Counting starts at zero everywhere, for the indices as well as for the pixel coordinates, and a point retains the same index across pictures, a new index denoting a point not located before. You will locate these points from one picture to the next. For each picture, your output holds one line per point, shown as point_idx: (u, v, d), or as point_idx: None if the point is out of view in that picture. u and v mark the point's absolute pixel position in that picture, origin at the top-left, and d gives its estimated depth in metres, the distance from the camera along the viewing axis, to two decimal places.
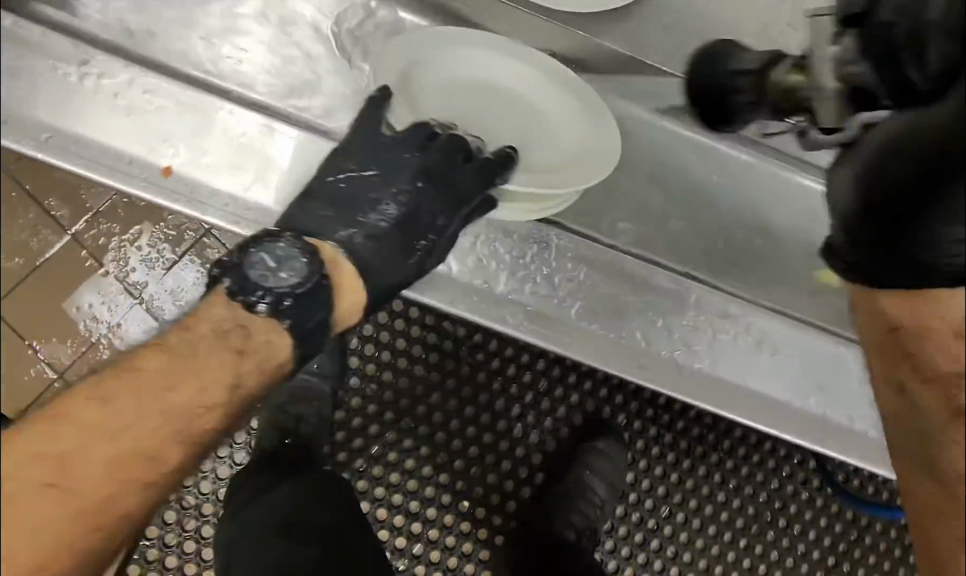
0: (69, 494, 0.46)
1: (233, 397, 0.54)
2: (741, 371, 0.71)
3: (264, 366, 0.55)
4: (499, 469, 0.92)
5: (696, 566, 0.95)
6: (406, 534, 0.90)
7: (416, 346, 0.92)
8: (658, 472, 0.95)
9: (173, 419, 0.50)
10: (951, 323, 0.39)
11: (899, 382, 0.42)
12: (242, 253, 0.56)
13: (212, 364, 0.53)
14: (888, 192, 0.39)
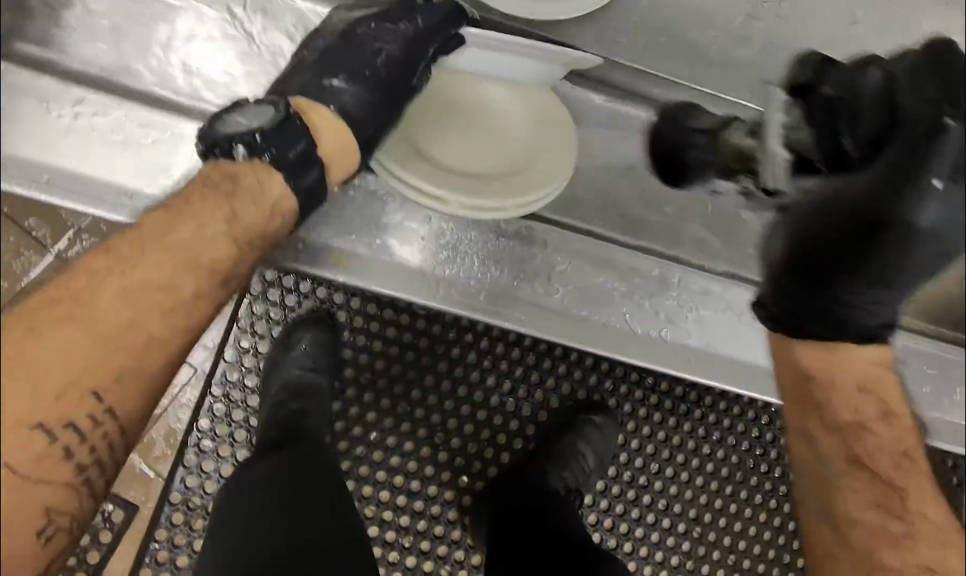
0: (92, 322, 0.53)
1: (229, 238, 0.61)
2: (652, 325, 0.87)
3: (258, 203, 0.62)
4: (495, 442, 0.96)
5: (686, 516, 1.00)
6: (409, 513, 0.93)
7: (406, 334, 0.94)
8: (645, 432, 1.00)
9: (178, 254, 0.57)
10: (851, 378, 0.59)
11: (807, 431, 0.62)
12: (218, 121, 0.64)
13: (204, 208, 0.60)
14: (805, 243, 0.56)
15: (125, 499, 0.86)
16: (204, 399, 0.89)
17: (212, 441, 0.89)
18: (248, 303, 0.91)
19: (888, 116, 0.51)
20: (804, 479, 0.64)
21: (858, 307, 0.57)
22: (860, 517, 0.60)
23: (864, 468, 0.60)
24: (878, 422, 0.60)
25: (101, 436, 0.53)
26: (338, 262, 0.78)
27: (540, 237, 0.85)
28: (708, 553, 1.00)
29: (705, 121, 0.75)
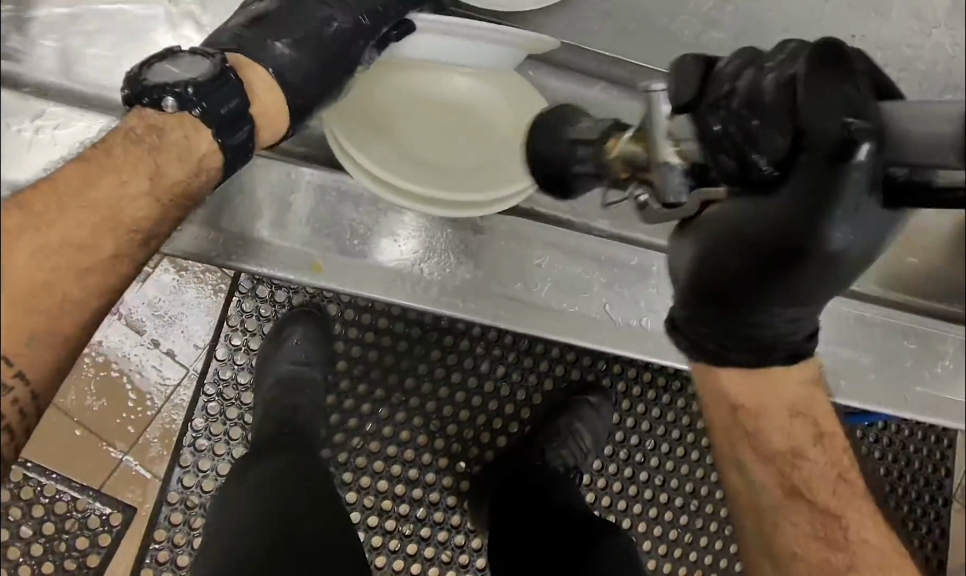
0: (4, 286, 0.48)
1: (153, 198, 0.57)
2: (631, 311, 0.87)
3: (183, 160, 0.58)
4: (492, 426, 0.96)
5: (683, 490, 1.00)
6: (407, 501, 0.93)
7: (397, 324, 0.94)
8: (640, 410, 1.00)
9: (98, 211, 0.53)
10: (784, 408, 0.60)
11: (740, 462, 0.62)
12: (147, 67, 0.60)
13: (127, 161, 0.56)
14: (720, 273, 0.53)
15: (123, 501, 0.86)
16: (198, 399, 0.89)
17: (208, 440, 0.89)
18: (237, 301, 0.91)
19: (786, 137, 0.46)
20: (741, 508, 0.63)
21: (779, 326, 0.55)
22: (800, 547, 0.60)
23: (803, 499, 0.61)
24: (812, 449, 0.61)
25: (10, 404, 0.49)
26: (311, 267, 0.78)
27: (522, 228, 0.84)
28: (706, 526, 1.01)
29: (583, 131, 0.64)
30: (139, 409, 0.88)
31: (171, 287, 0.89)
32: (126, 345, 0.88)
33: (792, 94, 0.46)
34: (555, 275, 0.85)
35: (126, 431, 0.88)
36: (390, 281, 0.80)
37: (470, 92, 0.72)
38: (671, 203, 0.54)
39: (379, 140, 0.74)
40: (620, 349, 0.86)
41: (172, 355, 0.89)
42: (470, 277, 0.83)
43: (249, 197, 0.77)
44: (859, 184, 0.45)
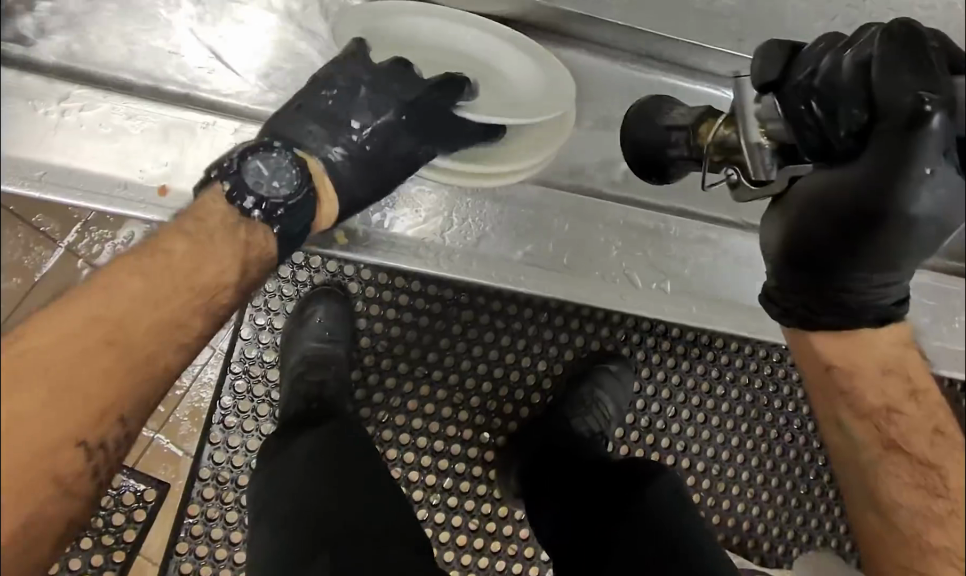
0: (122, 353, 0.54)
1: (235, 272, 0.63)
2: (644, 275, 0.89)
3: (258, 257, 0.66)
4: (514, 397, 0.98)
5: (704, 455, 1.01)
6: (433, 472, 0.94)
7: (419, 300, 0.95)
8: (660, 377, 1.01)
9: (196, 293, 0.60)
10: (874, 364, 0.56)
11: (839, 419, 0.57)
12: (240, 161, 0.66)
13: (224, 253, 0.63)
14: (806, 241, 0.56)
15: (156, 478, 0.88)
16: (225, 376, 0.91)
17: (237, 416, 0.91)
18: (260, 282, 0.93)
19: (864, 108, 0.52)
20: (849, 471, 0.58)
21: (868, 294, 0.56)
22: (903, 500, 0.53)
23: (906, 456, 0.53)
24: (908, 403, 0.54)
25: (120, 445, 0.56)
26: (336, 238, 0.82)
27: (540, 197, 0.86)
28: (728, 489, 1.01)
29: (677, 117, 0.75)
30: (168, 388, 0.90)
31: None
32: None
33: (867, 79, 0.52)
34: (573, 241, 0.87)
35: (156, 410, 0.90)
36: (408, 249, 0.83)
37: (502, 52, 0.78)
38: (762, 182, 0.59)
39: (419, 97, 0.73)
40: (638, 311, 0.88)
41: None
42: (489, 245, 0.85)
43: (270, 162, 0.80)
44: (931, 144, 0.48)
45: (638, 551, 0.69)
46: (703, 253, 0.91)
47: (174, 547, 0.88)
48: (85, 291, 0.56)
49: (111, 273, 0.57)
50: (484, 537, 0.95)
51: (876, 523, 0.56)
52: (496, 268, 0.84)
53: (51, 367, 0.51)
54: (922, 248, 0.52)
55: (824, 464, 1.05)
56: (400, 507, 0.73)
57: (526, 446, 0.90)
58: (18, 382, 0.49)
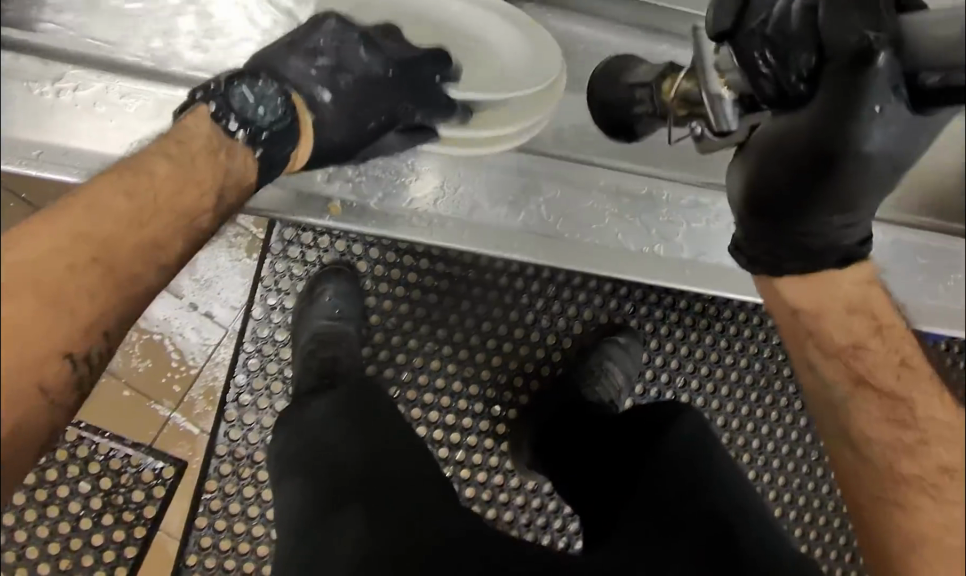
0: (111, 271, 0.48)
1: (218, 199, 0.58)
2: (644, 241, 0.90)
3: (237, 184, 0.60)
4: (524, 370, 0.98)
5: (715, 423, 1.01)
6: (445, 446, 0.96)
7: (427, 277, 0.96)
8: (668, 348, 1.01)
9: (181, 217, 0.54)
10: (844, 302, 0.56)
11: (809, 363, 0.58)
12: (227, 83, 0.60)
13: (205, 168, 0.57)
14: (765, 188, 0.53)
15: (173, 455, 0.91)
16: (238, 356, 0.92)
17: (251, 395, 0.92)
18: (270, 262, 0.93)
19: (815, 52, 0.49)
20: (828, 416, 0.57)
21: (830, 236, 0.53)
22: (874, 434, 0.53)
23: (872, 392, 0.54)
24: (872, 339, 0.55)
25: (97, 367, 0.48)
26: (329, 210, 0.82)
27: (541, 170, 0.87)
28: (740, 456, 1.01)
29: (643, 75, 0.72)
30: (181, 368, 0.92)
31: (205, 252, 0.92)
32: (168, 310, 0.92)
33: (814, 22, 0.49)
34: (567, 209, 0.87)
35: (172, 389, 0.92)
36: (409, 222, 0.84)
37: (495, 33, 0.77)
38: (724, 133, 0.54)
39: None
40: (638, 277, 0.89)
41: (210, 317, 0.93)
42: (488, 218, 0.85)
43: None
44: (876, 86, 0.46)
45: (658, 492, 0.66)
46: (698, 218, 0.91)
47: (193, 523, 0.89)
48: (60, 205, 0.48)
49: (87, 192, 0.49)
50: (497, 508, 0.97)
51: (849, 465, 0.55)
52: (499, 239, 0.85)
53: (28, 281, 0.43)
54: (879, 185, 0.50)
55: None
56: (419, 464, 0.71)
57: (540, 417, 0.90)
58: (12, 288, 0.42)
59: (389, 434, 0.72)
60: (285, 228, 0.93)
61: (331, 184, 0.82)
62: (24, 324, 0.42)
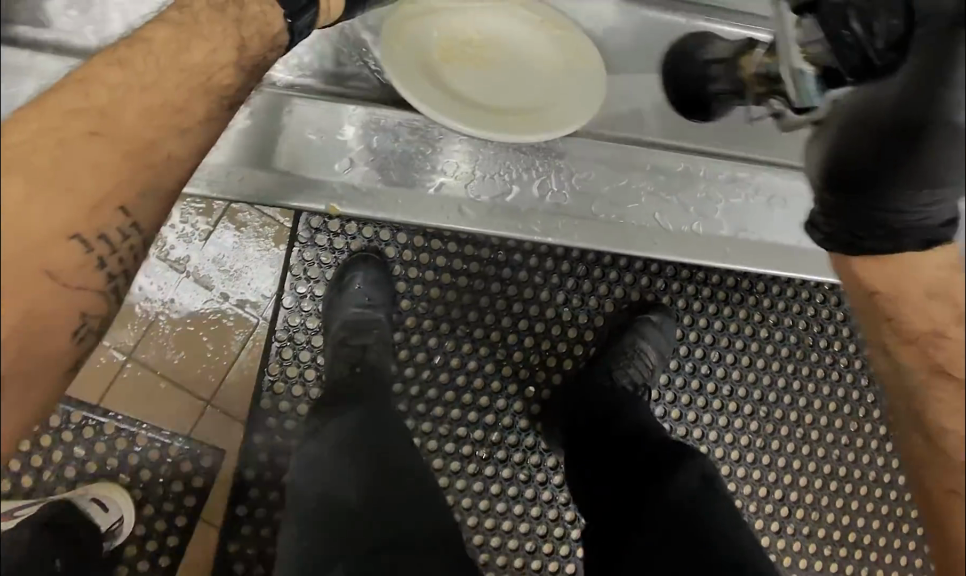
0: (116, 136, 0.48)
1: (239, 66, 0.58)
2: (678, 218, 0.87)
3: (262, 33, 0.61)
4: (557, 351, 0.97)
5: (750, 397, 1.00)
6: (481, 428, 0.95)
7: (457, 261, 0.95)
8: (702, 324, 1.00)
9: (194, 76, 0.54)
10: (921, 284, 0.48)
11: (883, 344, 0.51)
12: None
13: (216, 32, 0.57)
14: (842, 163, 0.46)
15: (214, 446, 0.92)
16: (271, 343, 0.92)
17: (285, 383, 0.92)
18: (298, 251, 0.93)
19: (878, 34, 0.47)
20: (898, 404, 0.51)
21: (912, 214, 0.45)
22: (949, 424, 0.47)
23: (948, 380, 0.47)
24: (958, 327, 0.47)
25: (128, 250, 0.49)
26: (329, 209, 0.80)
27: (569, 150, 0.85)
28: (777, 430, 1.00)
29: None
30: (216, 358, 0.92)
31: (234, 242, 0.92)
32: (198, 301, 0.92)
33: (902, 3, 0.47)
34: (600, 189, 0.86)
35: (207, 380, 0.92)
36: (443, 209, 0.83)
37: (543, 50, 0.78)
38: None
39: (410, 64, 0.72)
40: (669, 256, 0.87)
41: (242, 306, 0.93)
42: (515, 201, 0.84)
43: (281, 123, 0.80)
44: None
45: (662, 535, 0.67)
46: (736, 194, 0.89)
47: (235, 510, 0.90)
48: (57, 91, 0.49)
49: (87, 71, 0.51)
50: (535, 488, 0.96)
51: (917, 457, 0.49)
52: (539, 222, 0.84)
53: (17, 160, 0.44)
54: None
55: (874, 401, 1.03)
56: (432, 497, 0.73)
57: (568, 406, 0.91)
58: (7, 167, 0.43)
59: (402, 464, 0.74)
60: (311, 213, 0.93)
61: (353, 170, 0.81)
62: (15, 203, 0.43)
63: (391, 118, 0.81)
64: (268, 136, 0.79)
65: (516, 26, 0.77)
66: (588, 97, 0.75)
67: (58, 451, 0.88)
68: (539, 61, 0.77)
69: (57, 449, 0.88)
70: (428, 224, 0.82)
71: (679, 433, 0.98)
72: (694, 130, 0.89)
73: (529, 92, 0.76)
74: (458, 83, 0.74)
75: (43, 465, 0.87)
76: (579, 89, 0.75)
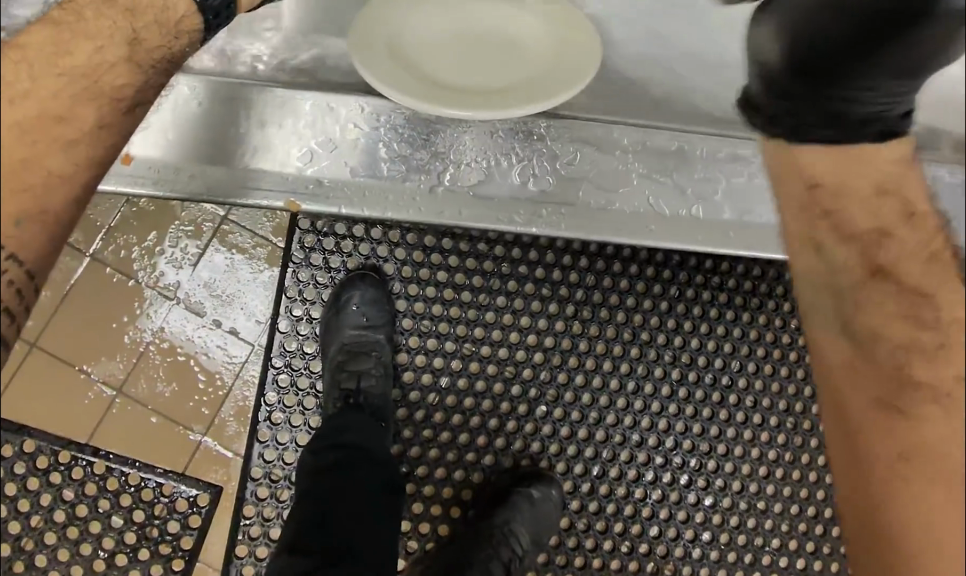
0: None
1: (131, 65, 0.55)
2: (672, 197, 0.82)
3: (160, 23, 0.57)
4: (567, 366, 0.90)
5: (776, 408, 0.92)
6: (491, 452, 0.88)
7: (458, 275, 0.90)
8: (720, 332, 0.92)
9: (81, 79, 0.51)
10: (878, 179, 0.55)
11: (818, 240, 0.55)
12: None
13: (104, 27, 0.54)
14: (805, 51, 0.57)
15: (208, 481, 0.86)
16: (267, 372, 0.87)
17: (283, 412, 0.87)
18: (292, 273, 0.88)
19: None
20: (820, 304, 0.54)
21: (882, 105, 0.55)
22: (886, 331, 0.50)
23: (890, 283, 0.51)
24: (902, 226, 0.53)
25: (9, 288, 0.44)
26: (289, 204, 0.77)
27: (553, 130, 0.80)
28: (806, 441, 0.91)
29: None
30: (210, 389, 0.88)
31: (225, 266, 0.89)
32: (188, 328, 0.88)
33: None
34: (588, 173, 0.80)
35: (200, 412, 0.87)
36: (414, 202, 0.79)
37: (523, 28, 0.73)
38: None
39: (386, 60, 0.68)
40: (665, 242, 0.81)
41: (235, 332, 0.89)
42: (504, 190, 0.80)
43: (239, 115, 0.76)
44: None
45: None
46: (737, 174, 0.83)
47: (234, 551, 0.84)
48: None
49: None
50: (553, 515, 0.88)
51: (842, 360, 0.52)
52: (521, 212, 0.80)
53: None
54: (935, 61, 0.53)
55: None
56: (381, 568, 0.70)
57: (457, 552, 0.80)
58: None
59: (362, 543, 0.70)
60: (303, 221, 0.88)
61: (315, 164, 0.78)
62: None
63: (347, 108, 0.77)
64: (223, 130, 0.75)
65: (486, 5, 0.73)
66: (576, 73, 0.69)
67: (46, 494, 0.84)
68: (520, 40, 0.72)
69: (45, 492, 0.84)
70: (402, 218, 0.78)
71: (702, 449, 0.90)
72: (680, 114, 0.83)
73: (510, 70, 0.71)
74: (434, 71, 0.70)
75: (31, 510, 0.83)
76: (566, 62, 0.70)
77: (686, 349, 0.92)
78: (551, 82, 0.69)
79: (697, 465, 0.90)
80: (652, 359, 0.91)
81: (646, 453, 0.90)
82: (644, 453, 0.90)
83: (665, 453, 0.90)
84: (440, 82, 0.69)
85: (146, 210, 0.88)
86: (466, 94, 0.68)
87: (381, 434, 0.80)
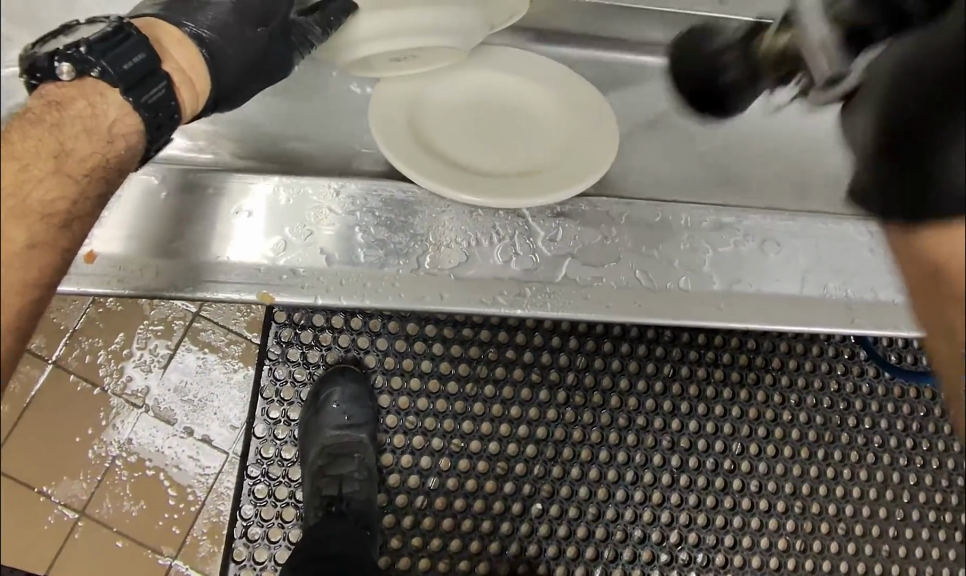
0: None
1: (63, 178, 0.46)
2: (667, 272, 0.76)
3: (90, 131, 0.48)
4: (563, 458, 0.85)
5: (783, 491, 0.88)
6: (487, 558, 0.82)
7: (442, 363, 0.86)
8: (719, 412, 0.89)
9: (7, 200, 0.42)
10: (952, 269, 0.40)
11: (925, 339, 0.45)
12: (36, 48, 0.50)
13: (30, 144, 0.45)
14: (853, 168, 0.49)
15: None
16: (243, 484, 0.81)
17: (260, 527, 0.80)
18: (269, 370, 0.84)
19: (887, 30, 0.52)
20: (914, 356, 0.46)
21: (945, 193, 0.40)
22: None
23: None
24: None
25: None
26: (259, 297, 0.67)
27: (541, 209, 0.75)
28: (816, 528, 0.87)
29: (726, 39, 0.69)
30: (181, 506, 0.82)
31: (196, 367, 0.85)
32: (158, 439, 0.83)
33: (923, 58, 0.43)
34: (572, 247, 0.75)
35: (170, 532, 0.82)
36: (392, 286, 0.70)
37: (532, 104, 0.76)
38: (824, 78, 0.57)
39: (397, 135, 0.68)
40: (664, 319, 0.73)
41: (209, 441, 0.83)
42: (491, 272, 0.73)
43: (212, 208, 0.70)
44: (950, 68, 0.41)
45: None
46: (723, 240, 0.78)
47: None
48: None
49: None
50: None
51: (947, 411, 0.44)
52: (505, 292, 0.72)
53: None
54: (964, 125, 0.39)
55: (918, 483, 0.91)
56: None
57: None
58: None
59: None
60: (280, 312, 0.85)
61: (289, 253, 0.70)
62: None
63: (319, 193, 0.72)
64: (196, 222, 0.69)
65: (489, 83, 0.75)
66: (596, 146, 0.70)
67: None
68: (530, 117, 0.75)
69: None
70: (379, 306, 0.69)
71: (708, 542, 0.85)
72: (659, 185, 0.81)
73: (520, 148, 0.73)
74: (450, 154, 0.70)
75: None
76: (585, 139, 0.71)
77: (684, 432, 0.88)
78: (572, 158, 0.70)
79: (704, 561, 0.85)
80: (650, 446, 0.87)
81: (651, 550, 0.85)
82: (647, 550, 0.85)
83: (671, 550, 0.85)
84: (451, 159, 0.70)
85: (124, 300, 0.85)
86: (480, 172, 0.69)
87: (366, 546, 0.74)
